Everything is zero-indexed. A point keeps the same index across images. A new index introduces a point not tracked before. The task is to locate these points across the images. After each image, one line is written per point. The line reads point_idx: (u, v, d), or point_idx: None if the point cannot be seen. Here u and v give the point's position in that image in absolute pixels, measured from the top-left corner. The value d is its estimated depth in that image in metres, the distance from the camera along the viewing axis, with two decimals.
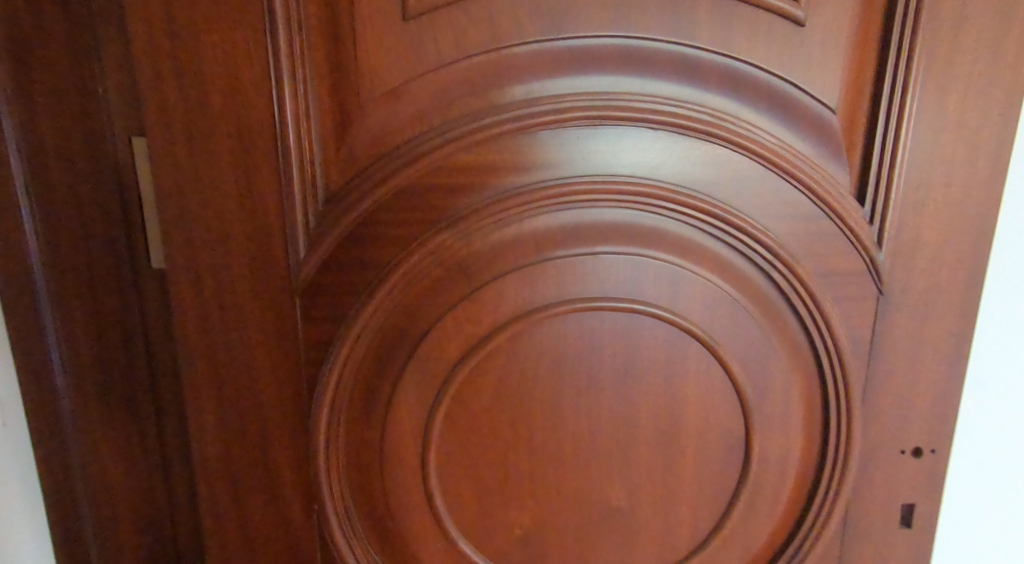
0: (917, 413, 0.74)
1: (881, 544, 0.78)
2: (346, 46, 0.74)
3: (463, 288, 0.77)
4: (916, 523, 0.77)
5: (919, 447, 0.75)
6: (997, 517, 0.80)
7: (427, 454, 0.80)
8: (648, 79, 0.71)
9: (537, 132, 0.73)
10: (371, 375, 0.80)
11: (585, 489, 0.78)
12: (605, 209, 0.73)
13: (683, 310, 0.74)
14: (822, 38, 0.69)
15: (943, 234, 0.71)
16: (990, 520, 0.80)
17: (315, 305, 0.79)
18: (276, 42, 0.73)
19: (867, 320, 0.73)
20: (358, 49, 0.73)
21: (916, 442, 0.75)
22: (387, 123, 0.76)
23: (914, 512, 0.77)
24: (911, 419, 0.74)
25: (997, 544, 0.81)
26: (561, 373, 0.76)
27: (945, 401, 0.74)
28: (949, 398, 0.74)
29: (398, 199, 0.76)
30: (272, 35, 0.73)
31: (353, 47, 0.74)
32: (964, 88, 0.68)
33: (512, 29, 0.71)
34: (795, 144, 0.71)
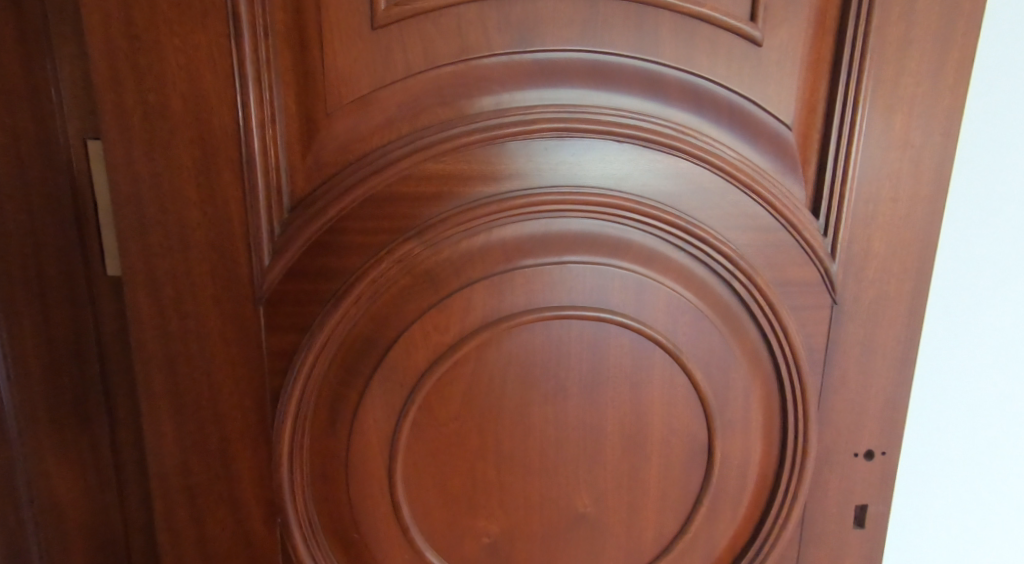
0: (869, 417, 0.77)
1: (837, 545, 0.81)
2: (313, 54, 0.74)
3: (431, 297, 0.77)
4: (870, 523, 0.80)
5: (871, 449, 0.78)
6: (944, 513, 0.84)
7: (393, 463, 0.80)
8: (614, 93, 0.73)
9: (505, 142, 0.74)
10: (337, 384, 0.79)
11: (552, 496, 0.79)
12: (573, 219, 0.75)
13: (647, 318, 0.76)
14: (778, 58, 0.71)
15: (892, 246, 0.74)
16: (938, 516, 0.84)
17: (280, 314, 0.78)
18: (242, 48, 0.72)
19: (822, 328, 0.76)
20: (326, 57, 0.74)
21: (868, 444, 0.78)
22: (355, 132, 0.76)
23: (866, 512, 0.80)
24: (863, 424, 0.77)
25: (944, 539, 0.85)
26: (528, 382, 0.77)
27: (895, 405, 0.77)
28: (898, 402, 0.77)
29: (365, 208, 0.76)
30: (236, 41, 0.72)
31: (321, 55, 0.74)
32: (908, 108, 0.71)
33: (479, 41, 0.73)
34: (753, 159, 0.74)
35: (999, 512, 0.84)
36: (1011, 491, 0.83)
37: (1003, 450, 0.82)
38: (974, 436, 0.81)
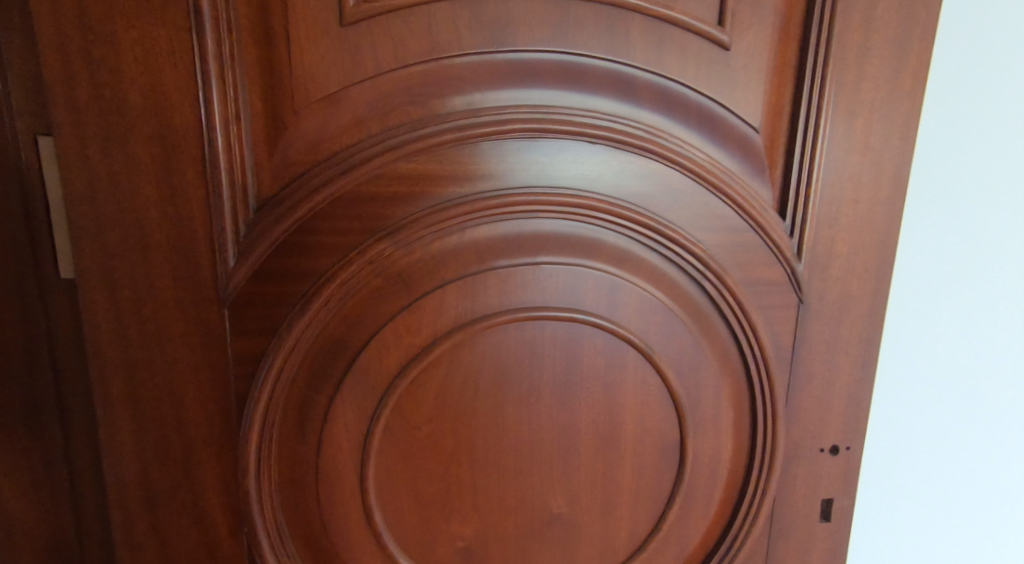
0: (833, 414, 0.79)
1: (804, 540, 0.83)
2: (279, 51, 0.72)
3: (404, 298, 0.76)
4: (835, 518, 0.82)
5: (836, 444, 0.80)
6: (904, 503, 0.87)
7: (364, 467, 0.79)
8: (586, 95, 0.74)
9: (478, 143, 0.74)
10: (306, 387, 0.78)
11: (527, 497, 0.79)
12: (547, 220, 0.75)
13: (620, 318, 0.76)
14: (745, 61, 0.72)
15: (855, 246, 0.75)
16: (898, 507, 0.87)
17: (245, 317, 0.77)
18: (203, 43, 0.70)
19: (789, 327, 0.77)
20: (293, 54, 0.72)
21: (833, 439, 0.80)
22: (323, 130, 0.74)
23: (832, 506, 0.82)
24: (827, 420, 0.79)
25: (904, 528, 0.88)
26: (502, 383, 0.77)
27: (858, 401, 0.79)
28: (860, 398, 0.79)
29: (335, 208, 0.75)
30: (198, 36, 0.70)
31: (287, 52, 0.72)
32: (868, 112, 0.72)
33: (450, 40, 0.72)
34: (723, 161, 0.74)
35: (956, 501, 0.87)
36: (967, 480, 0.86)
37: (959, 441, 0.85)
38: (931, 429, 0.84)
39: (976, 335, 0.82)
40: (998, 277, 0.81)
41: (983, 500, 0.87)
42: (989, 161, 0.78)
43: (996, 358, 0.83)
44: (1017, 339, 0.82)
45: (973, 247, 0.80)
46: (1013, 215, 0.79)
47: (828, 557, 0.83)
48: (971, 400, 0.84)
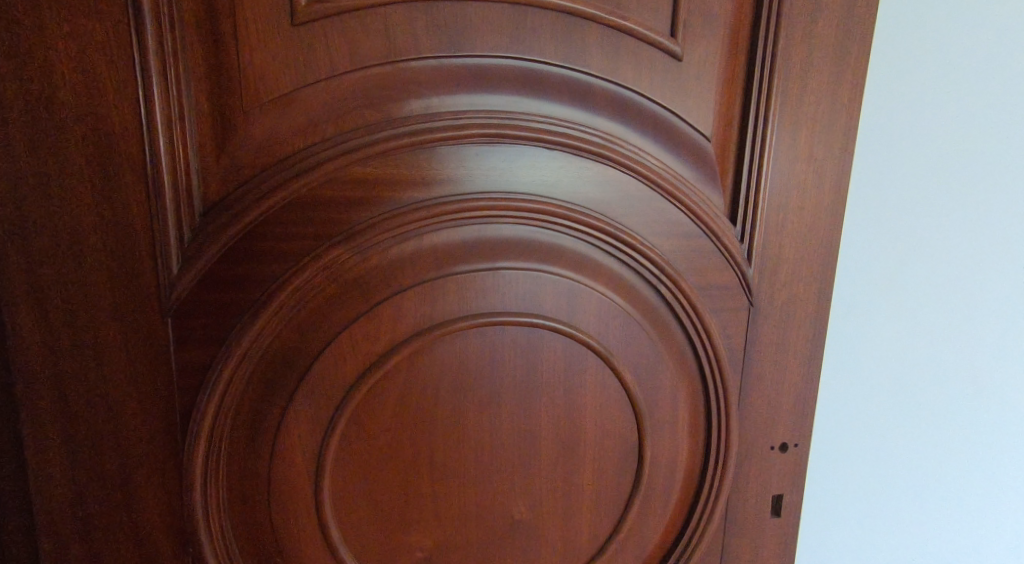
0: (781, 412, 0.82)
1: (755, 536, 0.85)
2: (227, 49, 0.70)
3: (361, 304, 0.75)
4: (784, 514, 0.85)
5: (784, 442, 0.83)
6: (844, 494, 0.91)
7: (320, 478, 0.77)
8: (544, 101, 0.74)
9: (436, 147, 0.73)
10: (257, 398, 0.75)
11: (489, 504, 0.79)
12: (506, 225, 0.75)
13: (579, 322, 0.77)
14: (697, 72, 0.74)
15: (801, 251, 0.78)
16: (839, 498, 0.91)
17: (191, 325, 0.73)
18: (143, 38, 0.67)
19: (740, 329, 0.80)
20: (241, 53, 0.70)
21: (782, 437, 0.83)
22: (275, 133, 0.72)
23: (782, 501, 0.85)
24: (775, 418, 0.82)
25: (845, 518, 0.92)
26: (462, 390, 0.76)
27: (804, 400, 0.82)
28: (807, 397, 0.82)
29: (288, 212, 0.73)
30: (139, 31, 0.67)
31: (235, 51, 0.70)
32: (810, 124, 0.75)
33: (406, 43, 0.71)
34: (678, 168, 0.76)
35: (893, 491, 0.92)
36: (903, 472, 0.91)
37: (895, 434, 0.90)
38: (869, 424, 0.89)
39: (910, 335, 0.87)
40: (932, 279, 0.85)
41: (919, 489, 0.92)
42: (922, 169, 0.82)
43: (930, 355, 0.88)
44: (948, 337, 0.87)
45: (908, 250, 0.84)
46: (945, 221, 0.84)
47: (778, 552, 0.86)
48: (907, 395, 0.89)
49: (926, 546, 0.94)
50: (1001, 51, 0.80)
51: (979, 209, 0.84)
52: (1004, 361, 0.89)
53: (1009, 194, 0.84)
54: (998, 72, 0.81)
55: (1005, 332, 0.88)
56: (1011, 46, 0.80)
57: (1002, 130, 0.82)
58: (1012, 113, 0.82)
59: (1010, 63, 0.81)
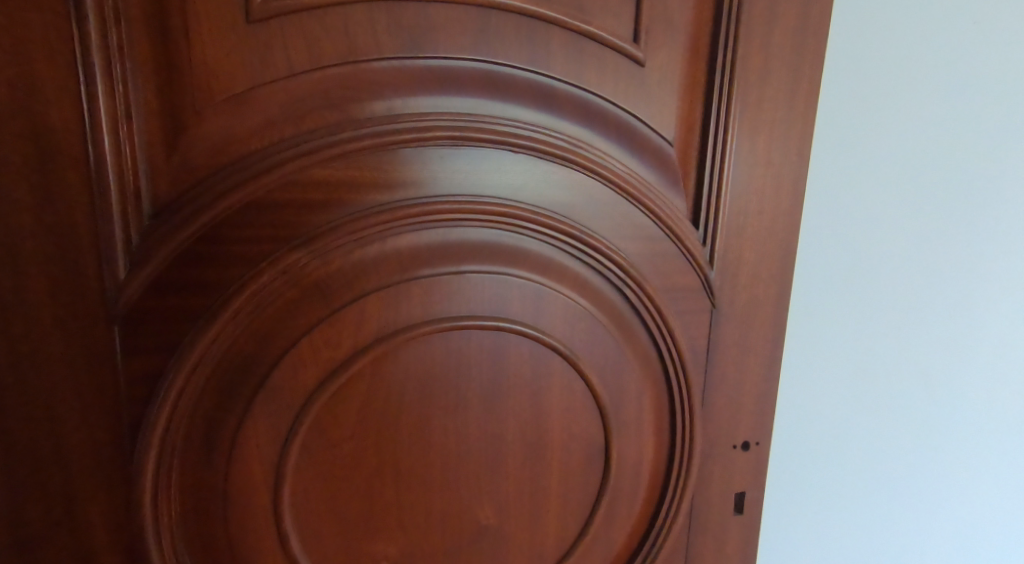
0: (743, 411, 0.84)
1: (720, 534, 0.86)
2: (178, 46, 0.67)
3: (322, 309, 0.73)
4: (747, 511, 0.86)
5: (747, 441, 0.84)
6: (800, 488, 0.94)
7: (279, 488, 0.74)
8: (508, 104, 0.74)
9: (399, 149, 0.72)
10: (213, 407, 0.73)
11: (456, 510, 0.78)
12: (470, 228, 0.74)
13: (545, 326, 0.77)
14: (659, 77, 0.75)
15: (761, 254, 0.80)
16: (794, 492, 0.94)
17: (140, 333, 0.70)
18: (84, 32, 0.64)
19: (703, 331, 0.81)
20: (193, 49, 0.67)
21: (744, 436, 0.84)
22: (230, 133, 0.70)
23: (745, 499, 0.86)
24: (737, 417, 0.84)
25: (800, 511, 0.95)
26: (427, 395, 0.75)
27: (765, 399, 0.84)
28: (768, 396, 0.84)
29: (245, 215, 0.71)
30: (81, 27, 0.64)
31: (187, 47, 0.67)
32: (769, 130, 0.77)
33: (367, 43, 0.70)
34: (641, 172, 0.77)
35: (846, 484, 0.95)
36: (855, 467, 0.95)
37: (847, 429, 0.93)
38: (822, 420, 0.92)
39: (862, 334, 0.90)
40: (882, 280, 0.89)
41: (870, 481, 0.95)
42: (872, 175, 0.85)
43: (880, 352, 0.91)
44: (897, 336, 0.91)
45: (859, 251, 0.87)
46: (894, 223, 0.87)
47: (741, 549, 0.88)
48: (858, 392, 0.92)
49: (876, 537, 0.98)
50: (947, 60, 0.84)
51: (927, 211, 0.87)
52: (949, 357, 0.93)
53: (955, 197, 0.87)
54: (945, 79, 0.84)
55: (951, 331, 0.92)
56: (957, 55, 0.84)
57: (948, 136, 0.86)
58: (958, 120, 0.85)
59: (956, 71, 0.84)
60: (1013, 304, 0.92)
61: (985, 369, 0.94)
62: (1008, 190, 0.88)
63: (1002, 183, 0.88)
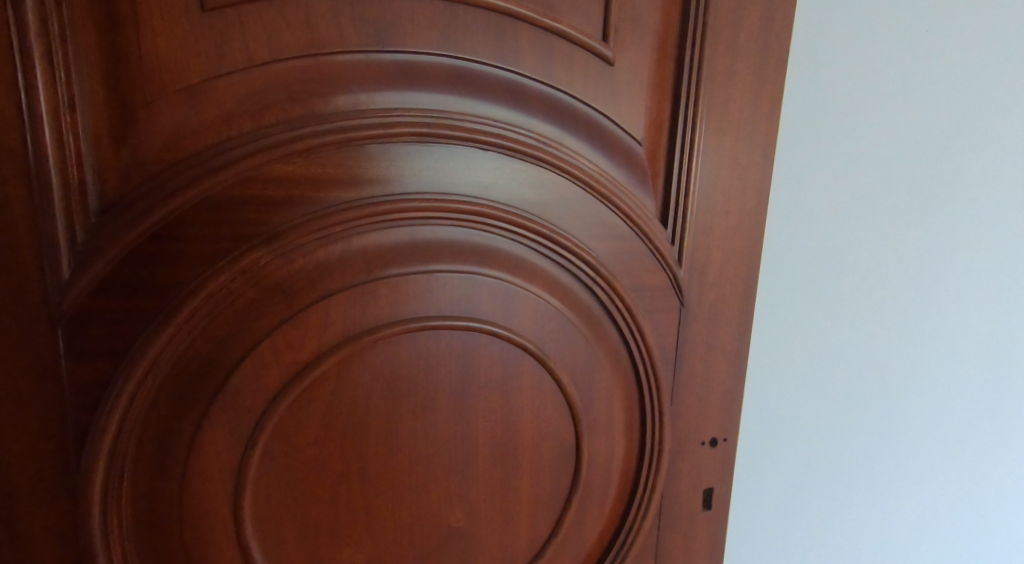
0: (710, 408, 0.84)
1: (688, 530, 0.87)
2: (126, 34, 0.63)
3: (285, 310, 0.71)
4: (714, 506, 0.87)
5: (715, 437, 0.85)
6: (762, 481, 0.96)
7: (239, 496, 0.72)
8: (477, 101, 0.72)
9: (365, 145, 0.70)
10: (168, 413, 0.70)
11: (425, 514, 0.76)
12: (438, 227, 0.73)
13: (515, 325, 0.76)
14: (627, 77, 0.75)
15: (727, 253, 0.81)
16: (757, 485, 0.96)
17: (86, 336, 0.66)
18: (23, 16, 0.60)
19: (672, 329, 0.81)
20: (143, 38, 0.64)
21: (712, 432, 0.85)
22: (184, 126, 0.66)
23: (712, 494, 0.87)
24: (705, 414, 0.84)
25: (762, 503, 0.97)
26: (395, 397, 0.74)
27: (732, 396, 0.85)
28: (734, 393, 0.85)
29: (202, 213, 0.67)
30: (17, 10, 0.60)
31: (136, 35, 0.64)
32: (734, 130, 0.77)
33: (330, 36, 0.68)
34: (611, 171, 0.77)
35: (806, 476, 0.97)
36: (816, 460, 0.97)
37: (808, 423, 0.95)
38: (784, 415, 0.94)
39: (823, 332, 0.92)
40: (842, 279, 0.91)
41: (828, 473, 0.98)
42: (832, 176, 0.88)
43: (838, 348, 0.93)
44: (856, 333, 0.93)
45: (818, 249, 0.89)
46: (852, 222, 0.89)
47: (709, 545, 0.88)
48: (819, 388, 0.94)
49: (836, 528, 1.01)
50: (901, 65, 0.86)
51: (883, 210, 0.90)
52: (903, 352, 0.96)
53: (910, 197, 0.90)
54: (899, 83, 0.87)
55: (906, 327, 0.95)
56: (910, 59, 0.86)
57: (903, 138, 0.88)
58: (912, 122, 0.88)
59: (910, 75, 0.87)
60: (964, 300, 0.95)
61: (936, 363, 0.97)
62: (960, 190, 0.91)
63: (955, 183, 0.91)
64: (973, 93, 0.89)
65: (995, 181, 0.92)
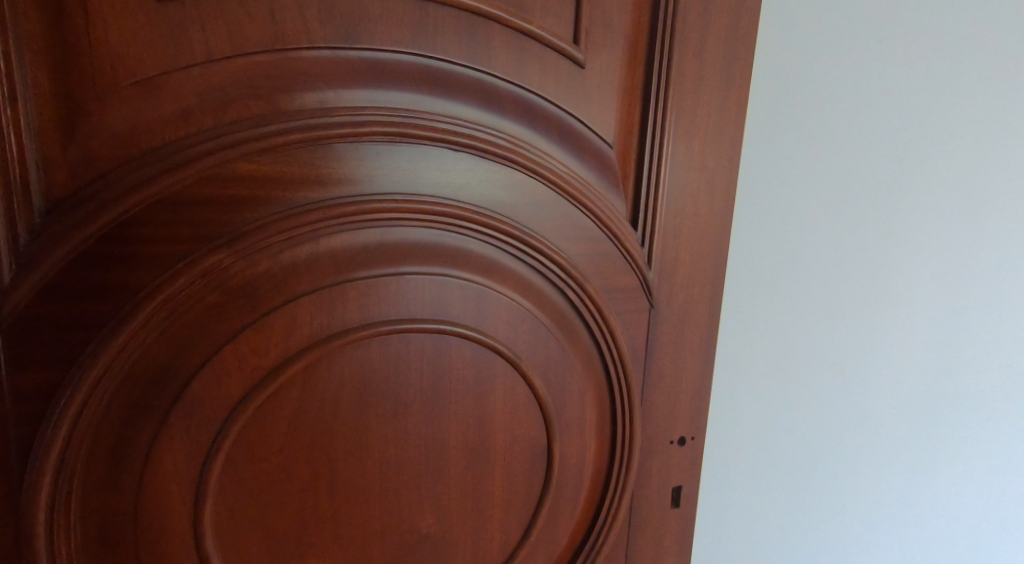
0: (680, 407, 0.86)
1: (658, 528, 0.88)
2: (74, 23, 0.60)
3: (249, 314, 0.68)
4: (683, 504, 0.89)
5: (683, 436, 0.87)
6: (723, 474, 0.99)
7: (200, 508, 0.69)
8: (448, 101, 0.71)
9: (332, 144, 0.68)
10: (121, 424, 0.66)
11: (395, 521, 0.75)
12: (408, 228, 0.71)
13: (487, 327, 0.76)
14: (598, 80, 0.75)
15: (695, 255, 0.82)
16: (719, 478, 0.99)
17: (29, 344, 0.62)
18: None
19: (642, 330, 0.82)
20: (93, 28, 0.60)
21: (680, 431, 0.86)
22: (138, 121, 0.63)
23: (681, 492, 0.88)
24: (675, 413, 0.86)
25: (724, 497, 0.99)
26: (366, 402, 0.72)
27: (699, 395, 0.86)
28: (702, 392, 0.86)
29: (159, 213, 0.64)
30: None
31: (85, 25, 0.60)
32: (702, 134, 0.79)
33: (297, 30, 0.65)
34: (582, 173, 0.77)
35: (767, 470, 1.00)
36: (777, 455, 1.00)
37: (768, 419, 0.98)
38: (746, 410, 0.97)
39: (782, 330, 0.95)
40: (802, 279, 0.94)
41: (788, 468, 1.01)
42: (790, 180, 0.90)
43: (798, 347, 0.96)
44: (815, 332, 0.96)
45: (778, 249, 0.92)
46: (811, 223, 0.92)
47: (678, 541, 0.90)
48: (780, 385, 0.97)
49: (797, 523, 1.03)
50: (856, 73, 0.89)
51: (842, 211, 0.93)
52: (861, 349, 0.98)
53: (867, 200, 0.93)
54: (855, 89, 0.90)
55: (865, 327, 0.98)
56: (865, 66, 0.89)
57: (860, 141, 0.91)
58: (868, 126, 0.91)
59: (865, 84, 0.90)
60: (921, 301, 0.99)
61: (893, 360, 1.00)
62: (916, 194, 0.95)
63: (911, 188, 0.94)
64: (926, 101, 0.92)
65: (950, 184, 0.95)
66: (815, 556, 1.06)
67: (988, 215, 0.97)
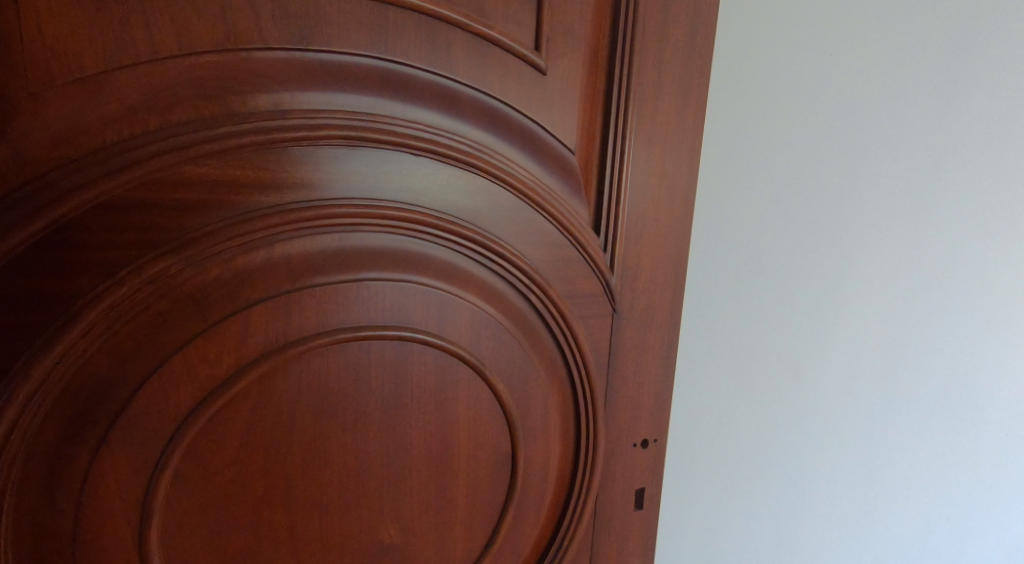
0: (642, 410, 0.86)
1: (622, 531, 0.88)
2: (5, 15, 0.56)
3: (200, 323, 0.65)
4: (646, 506, 0.89)
5: (646, 439, 0.87)
6: (682, 475, 1.00)
7: (146, 527, 0.65)
8: (408, 106, 0.70)
9: (289, 147, 0.65)
10: (58, 440, 0.62)
11: (355, 532, 0.73)
12: (368, 233, 0.70)
13: (449, 333, 0.74)
14: (559, 86, 0.75)
15: (656, 259, 0.83)
16: (678, 479, 1.00)
17: None
18: None
19: (604, 334, 0.82)
20: (27, 22, 0.56)
21: (643, 434, 0.87)
22: (77, 120, 0.59)
23: (644, 494, 0.89)
24: (637, 416, 0.86)
25: (683, 497, 1.01)
26: (325, 412, 0.69)
27: (661, 398, 0.87)
28: (664, 395, 0.87)
29: (101, 217, 0.60)
30: None
31: (18, 18, 0.56)
32: (662, 141, 0.79)
33: (250, 29, 0.63)
34: (544, 179, 0.77)
35: (725, 469, 1.02)
36: (734, 455, 1.02)
37: (725, 420, 1.00)
38: (704, 412, 0.98)
39: (739, 333, 0.97)
40: (757, 282, 0.96)
41: (745, 467, 1.03)
42: (745, 186, 0.92)
43: (753, 348, 0.98)
44: (770, 333, 0.98)
45: (735, 252, 0.94)
46: (765, 228, 0.94)
47: (641, 544, 0.90)
48: (736, 386, 0.99)
49: (754, 520, 1.05)
50: (806, 83, 0.92)
51: (794, 216, 0.95)
52: (813, 349, 1.01)
53: (818, 205, 0.96)
54: (805, 98, 0.92)
55: (816, 328, 1.00)
56: (815, 76, 0.92)
57: (812, 148, 0.94)
58: (820, 133, 0.94)
59: (814, 94, 0.92)
60: (870, 302, 1.02)
61: (843, 360, 1.03)
62: (864, 200, 0.98)
63: (859, 194, 0.97)
64: (871, 112, 0.95)
65: (894, 190, 0.99)
66: (770, 552, 1.08)
67: (930, 219, 1.01)
